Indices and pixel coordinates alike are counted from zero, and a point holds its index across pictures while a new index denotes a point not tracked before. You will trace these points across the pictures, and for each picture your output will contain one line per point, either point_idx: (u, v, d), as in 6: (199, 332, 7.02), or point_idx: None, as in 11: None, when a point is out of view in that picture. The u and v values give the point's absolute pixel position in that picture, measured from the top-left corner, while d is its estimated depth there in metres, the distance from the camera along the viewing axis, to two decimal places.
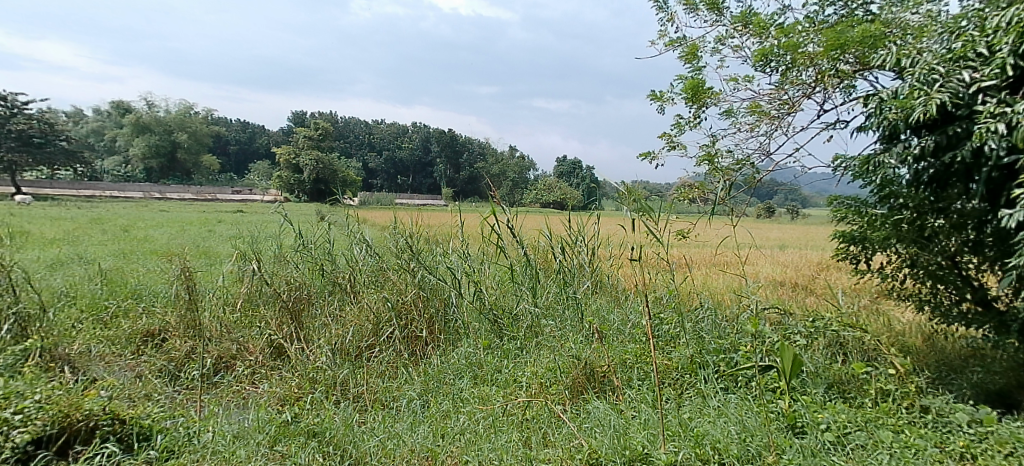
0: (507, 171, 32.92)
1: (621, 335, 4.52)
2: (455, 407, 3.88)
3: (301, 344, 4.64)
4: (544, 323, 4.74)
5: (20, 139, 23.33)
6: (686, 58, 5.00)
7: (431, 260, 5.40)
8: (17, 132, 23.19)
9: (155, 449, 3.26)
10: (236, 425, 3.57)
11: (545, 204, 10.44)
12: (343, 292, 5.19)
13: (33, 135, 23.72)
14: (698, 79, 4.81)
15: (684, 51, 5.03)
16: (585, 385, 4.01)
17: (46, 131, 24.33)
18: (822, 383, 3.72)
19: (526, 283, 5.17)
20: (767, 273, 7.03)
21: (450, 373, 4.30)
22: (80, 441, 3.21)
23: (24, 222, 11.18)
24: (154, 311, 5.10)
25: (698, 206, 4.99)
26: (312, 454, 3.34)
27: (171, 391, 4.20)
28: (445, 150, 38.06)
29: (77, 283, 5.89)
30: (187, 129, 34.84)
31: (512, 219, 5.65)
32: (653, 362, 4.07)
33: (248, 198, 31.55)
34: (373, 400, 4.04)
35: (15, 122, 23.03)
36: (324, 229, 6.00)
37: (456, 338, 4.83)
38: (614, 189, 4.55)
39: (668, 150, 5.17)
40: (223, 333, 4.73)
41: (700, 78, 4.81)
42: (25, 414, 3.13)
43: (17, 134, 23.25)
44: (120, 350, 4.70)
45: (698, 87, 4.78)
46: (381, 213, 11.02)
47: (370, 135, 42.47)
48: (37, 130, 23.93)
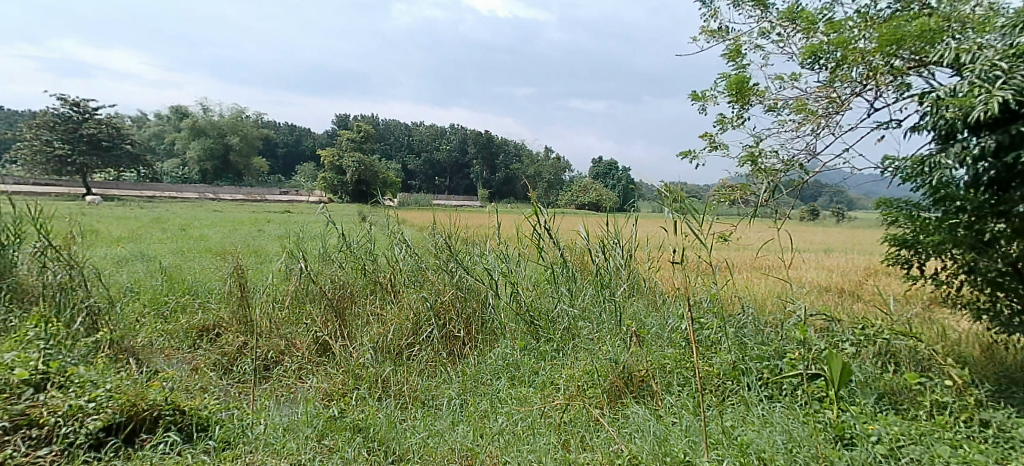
0: (544, 171, 32.90)
1: (660, 339, 4.49)
2: (493, 407, 3.94)
3: (344, 342, 4.80)
4: (581, 325, 4.74)
5: (90, 143, 24.60)
6: (730, 56, 4.98)
7: (469, 259, 5.50)
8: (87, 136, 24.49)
9: (214, 439, 3.43)
10: (287, 417, 3.73)
11: (582, 205, 10.46)
12: (384, 292, 5.32)
13: (102, 139, 24.87)
14: (743, 77, 4.77)
15: (728, 49, 5.01)
16: (623, 390, 4.01)
17: (114, 134, 25.44)
18: (872, 394, 3.63)
19: (564, 284, 5.20)
20: (812, 277, 6.88)
21: (488, 373, 4.38)
22: (145, 430, 3.38)
23: (93, 222, 11.84)
24: (209, 306, 5.38)
25: (740, 208, 4.92)
26: (358, 449, 3.45)
27: (224, 384, 4.39)
28: (483, 151, 38.33)
29: (140, 279, 6.23)
30: (239, 132, 36.14)
31: (550, 221, 5.68)
32: (694, 367, 4.05)
33: (294, 198, 32.49)
34: (415, 398, 4.14)
35: (87, 127, 24.43)
36: (366, 228, 6.18)
37: (493, 338, 4.91)
38: (652, 190, 4.53)
39: (709, 150, 5.18)
40: (272, 329, 4.94)
41: (745, 76, 4.79)
42: (98, 402, 3.32)
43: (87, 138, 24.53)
44: (178, 343, 4.94)
45: (743, 85, 4.75)
46: (419, 214, 11.20)
47: (410, 137, 43.14)
48: (107, 135, 25.06)
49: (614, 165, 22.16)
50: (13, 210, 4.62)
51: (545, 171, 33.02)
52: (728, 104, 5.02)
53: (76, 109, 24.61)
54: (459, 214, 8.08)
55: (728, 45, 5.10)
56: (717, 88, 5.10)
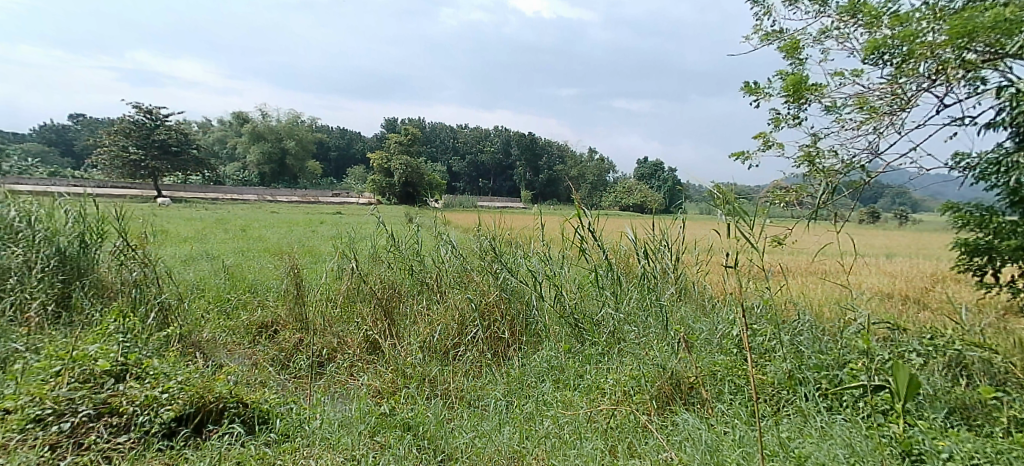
0: (589, 173, 32.71)
1: (710, 345, 4.36)
2: (539, 410, 3.96)
3: (393, 341, 4.91)
4: (627, 329, 4.64)
5: (162, 148, 25.94)
6: (786, 53, 4.85)
7: (513, 261, 5.54)
8: (160, 142, 25.82)
9: (275, 432, 3.57)
10: (340, 413, 3.85)
11: (627, 207, 10.39)
12: (431, 292, 5.42)
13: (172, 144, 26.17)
14: (800, 74, 4.64)
15: (784, 45, 4.88)
16: (672, 396, 3.94)
17: (182, 140, 26.62)
18: (942, 408, 3.47)
19: (609, 288, 5.10)
20: (873, 283, 6.63)
21: (533, 376, 4.40)
22: (212, 421, 3.54)
23: (163, 222, 12.51)
24: (268, 304, 5.61)
25: (794, 211, 4.79)
26: (409, 446, 3.53)
27: (282, 379, 4.56)
28: (527, 153, 38.41)
29: (205, 276, 6.55)
30: (295, 137, 37.42)
31: (596, 222, 5.64)
32: (746, 375, 3.95)
33: (345, 200, 33.37)
34: (461, 399, 4.20)
35: (160, 133, 25.79)
36: (414, 229, 6.30)
37: (538, 340, 4.93)
38: (700, 191, 4.43)
39: (763, 150, 5.10)
40: (326, 327, 5.12)
41: (802, 73, 4.66)
42: (170, 394, 3.48)
43: (160, 143, 25.85)
44: (240, 338, 5.17)
45: (800, 83, 4.63)
46: (464, 215, 11.35)
47: (455, 139, 43.66)
48: (177, 140, 26.36)
49: (660, 165, 21.80)
50: (96, 211, 4.95)
51: (590, 173, 32.82)
52: (785, 102, 4.90)
53: (149, 117, 25.80)
54: (504, 216, 8.14)
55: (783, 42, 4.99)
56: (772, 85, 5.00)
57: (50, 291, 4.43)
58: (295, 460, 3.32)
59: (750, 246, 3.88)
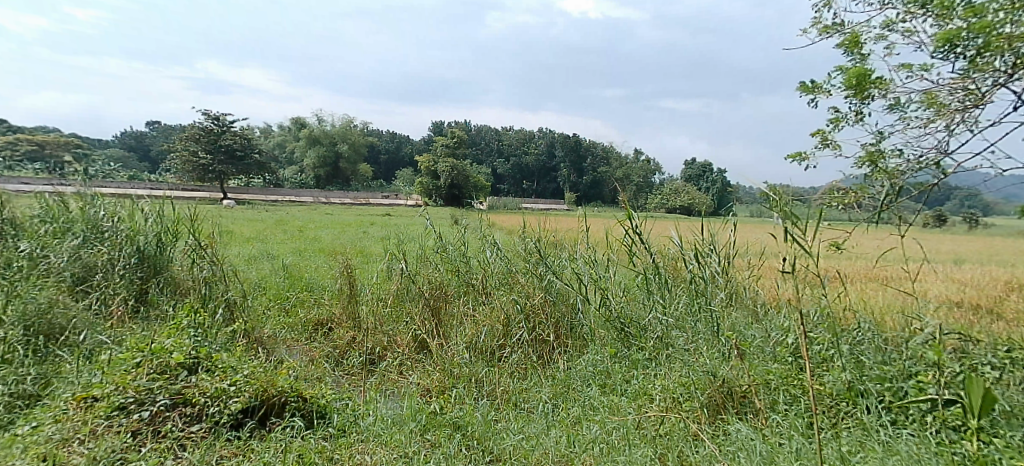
0: (635, 174, 32.32)
1: (763, 353, 4.17)
2: (586, 415, 3.96)
3: (440, 341, 5.01)
4: (675, 334, 4.50)
5: (227, 153, 27.08)
6: (847, 46, 4.68)
7: (557, 263, 5.54)
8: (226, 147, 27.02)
9: (333, 426, 3.71)
10: (392, 411, 3.96)
11: (675, 209, 10.26)
12: (477, 294, 5.49)
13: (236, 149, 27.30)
14: (864, 69, 4.47)
15: (845, 39, 4.71)
16: (723, 405, 3.85)
17: (245, 144, 27.77)
18: (1020, 426, 3.30)
19: (657, 292, 4.96)
20: (940, 291, 6.32)
21: (579, 379, 4.40)
22: (275, 414, 3.69)
23: (226, 222, 13.13)
24: (324, 302, 5.83)
25: (852, 213, 4.60)
26: (458, 445, 3.60)
27: (337, 376, 4.72)
28: (572, 155, 38.29)
29: (265, 274, 6.86)
30: (348, 141, 38.44)
31: (641, 225, 5.51)
32: (801, 385, 3.82)
33: (393, 201, 34.12)
34: (508, 400, 4.26)
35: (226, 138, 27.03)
36: (461, 231, 6.41)
37: (583, 344, 4.92)
38: (753, 192, 4.28)
39: (821, 149, 4.92)
40: (376, 326, 5.27)
41: (866, 67, 4.48)
42: (237, 387, 3.65)
43: (226, 149, 27.03)
44: (298, 335, 5.38)
45: (864, 77, 4.45)
46: (509, 217, 11.44)
47: (500, 142, 43.93)
48: (241, 145, 27.53)
49: (709, 167, 21.34)
50: (172, 213, 5.32)
51: (636, 175, 32.43)
52: (845, 98, 4.72)
53: (216, 123, 27.01)
54: (549, 218, 8.17)
55: (843, 35, 4.81)
56: (831, 80, 4.82)
57: (130, 287, 4.70)
58: (351, 455, 3.43)
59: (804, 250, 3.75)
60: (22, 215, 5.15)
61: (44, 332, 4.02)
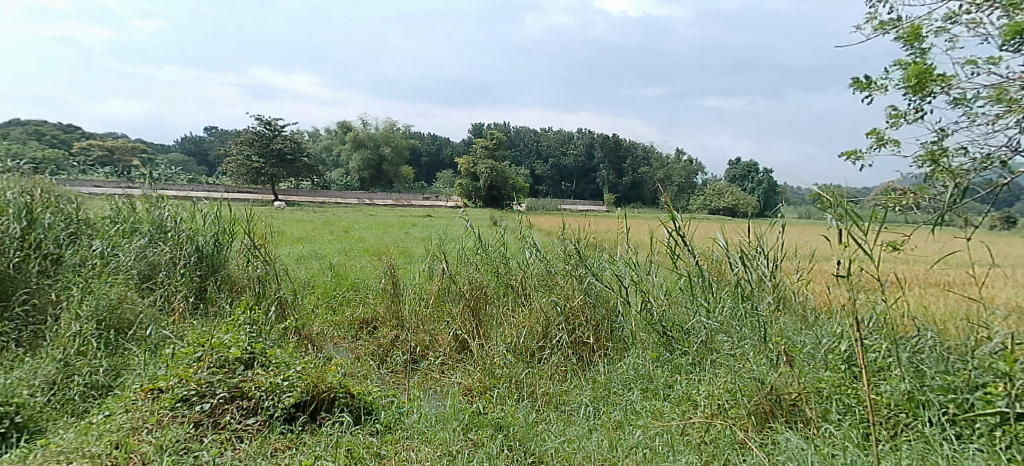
0: (677, 174, 31.79)
1: (814, 360, 3.99)
2: (627, 418, 3.93)
3: (481, 341, 5.08)
4: (721, 339, 4.33)
5: (278, 156, 27.89)
6: (906, 40, 4.50)
7: (597, 265, 5.53)
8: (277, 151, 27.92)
9: (380, 423, 3.80)
10: (436, 409, 4.04)
11: (719, 210, 10.09)
12: (516, 295, 5.54)
13: (287, 152, 28.08)
14: (925, 64, 4.29)
15: (904, 33, 4.53)
16: (772, 413, 3.71)
17: (296, 148, 28.54)
18: None
19: (701, 295, 4.84)
20: (1009, 297, 5.99)
21: (619, 383, 4.39)
22: (325, 409, 3.82)
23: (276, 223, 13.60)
24: (369, 301, 5.98)
25: (909, 215, 4.43)
26: (501, 446, 3.63)
27: (382, 373, 4.84)
28: (611, 155, 37.99)
29: (314, 273, 7.09)
30: (391, 144, 39.11)
31: (685, 227, 5.37)
32: (856, 394, 3.67)
33: (433, 203, 34.57)
34: (549, 402, 4.27)
35: (276, 142, 27.94)
36: (500, 231, 6.46)
37: (624, 347, 4.89)
38: (804, 193, 4.15)
39: (877, 148, 4.75)
40: (418, 325, 5.39)
41: (927, 62, 4.31)
42: (290, 382, 3.79)
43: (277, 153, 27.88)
44: (344, 333, 5.53)
45: (925, 72, 4.27)
46: (548, 218, 11.47)
47: (539, 143, 43.94)
48: (291, 148, 28.35)
49: (754, 165, 20.75)
50: (229, 214, 5.60)
51: (678, 174, 31.89)
52: (905, 95, 4.55)
53: (269, 127, 27.97)
54: (589, 219, 8.16)
55: (902, 29, 4.63)
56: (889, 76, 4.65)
57: (191, 285, 4.94)
58: (397, 451, 3.51)
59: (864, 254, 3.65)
60: (95, 215, 5.48)
61: (115, 326, 4.26)
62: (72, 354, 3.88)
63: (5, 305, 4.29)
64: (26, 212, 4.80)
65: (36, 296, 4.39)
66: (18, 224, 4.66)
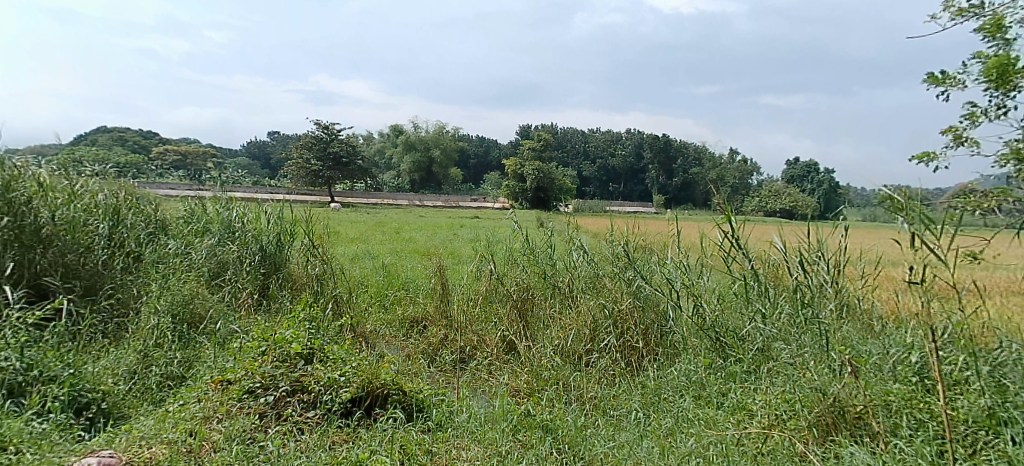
0: (730, 174, 31.00)
1: (880, 371, 3.74)
2: (679, 426, 3.86)
3: (528, 343, 5.13)
4: (778, 347, 4.21)
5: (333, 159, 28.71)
6: (987, 32, 4.28)
7: (647, 268, 5.48)
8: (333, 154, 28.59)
9: (431, 420, 3.90)
10: (485, 409, 4.11)
11: (775, 212, 9.81)
12: (563, 297, 5.55)
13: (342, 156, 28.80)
14: (1009, 57, 4.07)
15: (985, 24, 4.30)
16: (835, 425, 3.52)
17: (351, 152, 29.14)
18: None
19: (757, 300, 4.68)
20: None
21: (670, 389, 4.34)
22: (379, 405, 3.94)
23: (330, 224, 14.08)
24: (419, 301, 6.12)
25: (990, 218, 4.17)
26: (551, 448, 3.65)
27: (432, 371, 4.94)
28: (660, 156, 37.42)
29: (367, 272, 7.30)
30: (440, 146, 39.70)
31: (739, 230, 5.23)
32: (929, 409, 3.36)
33: (480, 204, 34.94)
34: (597, 406, 4.26)
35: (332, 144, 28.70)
36: (547, 232, 6.49)
37: (675, 353, 4.84)
38: (871, 195, 3.99)
39: (953, 147, 4.53)
40: (467, 325, 5.49)
41: (1012, 55, 4.08)
42: (347, 378, 3.91)
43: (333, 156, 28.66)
44: (396, 331, 5.67)
45: (1009, 66, 4.05)
46: (596, 219, 11.43)
47: (586, 143, 43.70)
48: (347, 152, 28.98)
49: (813, 164, 20.01)
50: (289, 215, 5.85)
51: (731, 174, 31.10)
52: (985, 91, 4.32)
53: (325, 131, 28.70)
54: (637, 221, 8.10)
55: (982, 21, 4.40)
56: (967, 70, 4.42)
57: (255, 282, 5.19)
58: (447, 449, 3.57)
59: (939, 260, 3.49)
60: (170, 216, 5.84)
61: (187, 320, 4.53)
62: (150, 346, 4.14)
63: (93, 299, 4.53)
64: (111, 212, 5.16)
65: (121, 290, 4.65)
66: (106, 223, 4.99)
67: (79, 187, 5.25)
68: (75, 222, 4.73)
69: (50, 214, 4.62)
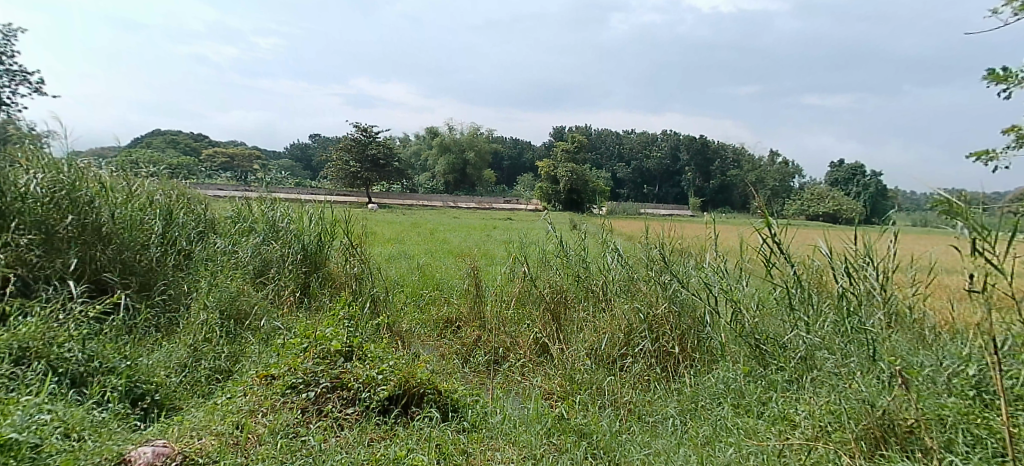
0: (768, 176, 30.36)
1: (933, 384, 3.60)
2: (717, 434, 3.81)
3: (561, 346, 5.14)
4: (821, 355, 4.10)
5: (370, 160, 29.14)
6: None
7: (683, 271, 5.42)
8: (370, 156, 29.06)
9: (466, 420, 3.95)
10: (519, 412, 4.13)
11: (816, 216, 9.59)
12: (596, 300, 5.53)
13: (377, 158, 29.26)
14: None
15: None
16: (883, 439, 3.36)
17: (388, 153, 29.64)
18: None
19: (799, 308, 4.57)
20: None
21: (707, 397, 4.28)
22: (415, 404, 4.00)
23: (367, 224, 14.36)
24: (453, 301, 6.19)
25: None
26: (585, 453, 3.65)
27: (466, 371, 5.00)
28: (696, 158, 36.90)
29: (403, 272, 7.43)
30: (473, 148, 39.97)
31: (781, 234, 5.13)
32: (988, 424, 3.19)
33: (513, 206, 35.06)
34: (632, 412, 4.25)
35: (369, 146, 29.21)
36: (579, 234, 6.49)
37: (712, 359, 4.78)
38: (924, 200, 3.86)
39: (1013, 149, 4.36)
40: (500, 327, 5.53)
41: None
42: (384, 376, 3.99)
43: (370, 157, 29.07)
44: (430, 331, 5.75)
45: None
46: (630, 221, 11.35)
47: (620, 145, 43.39)
48: (382, 153, 29.45)
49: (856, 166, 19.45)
50: (328, 216, 6.00)
51: (769, 176, 30.44)
52: None
53: (365, 135, 29.20)
54: (672, 223, 8.02)
55: None
56: None
57: (296, 281, 5.34)
58: (483, 450, 3.61)
59: (997, 267, 3.35)
60: (218, 215, 6.06)
61: (234, 316, 4.70)
62: (199, 340, 4.29)
63: (147, 294, 4.71)
64: (164, 211, 5.38)
65: (173, 287, 4.83)
66: (160, 222, 5.20)
67: (136, 186, 5.49)
68: (133, 221, 4.94)
69: (111, 213, 4.78)
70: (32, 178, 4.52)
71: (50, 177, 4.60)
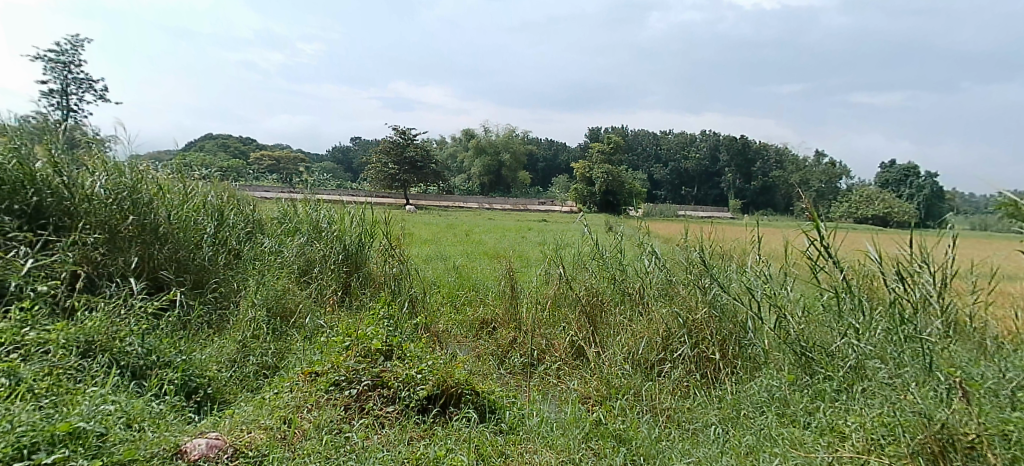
0: (811, 177, 29.52)
1: (996, 397, 3.40)
2: (761, 443, 3.70)
3: (597, 350, 5.10)
4: (872, 364, 3.95)
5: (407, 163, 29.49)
6: None
7: (724, 275, 5.30)
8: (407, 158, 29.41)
9: (504, 421, 3.95)
10: (556, 415, 4.10)
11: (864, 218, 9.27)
12: (633, 303, 5.46)
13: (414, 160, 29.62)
14: None
15: None
16: (942, 455, 3.16)
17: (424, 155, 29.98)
18: None
19: (848, 314, 4.40)
20: None
21: (750, 405, 4.17)
22: (453, 404, 4.01)
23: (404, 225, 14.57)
24: (489, 302, 6.20)
25: None
26: (625, 458, 3.60)
27: (502, 373, 5.00)
28: (735, 159, 36.16)
29: (439, 273, 7.49)
30: (508, 149, 40.09)
31: (829, 237, 4.96)
32: None
33: (547, 208, 35.01)
34: (671, 418, 4.18)
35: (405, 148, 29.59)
36: (616, 236, 6.43)
37: (754, 366, 4.66)
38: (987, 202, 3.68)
39: None
40: (536, 329, 5.52)
41: None
42: (423, 375, 4.02)
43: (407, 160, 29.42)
44: (466, 331, 5.77)
45: None
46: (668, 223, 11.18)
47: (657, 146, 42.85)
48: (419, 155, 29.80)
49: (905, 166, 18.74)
50: (368, 217, 6.09)
51: (812, 177, 29.59)
52: None
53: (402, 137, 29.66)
54: (712, 226, 7.86)
55: None
56: None
57: (337, 280, 5.43)
58: (520, 452, 3.59)
59: None
60: (264, 216, 6.23)
61: (280, 314, 4.82)
62: (247, 337, 4.40)
63: (200, 291, 4.86)
64: (216, 212, 5.57)
65: (223, 285, 4.98)
66: (212, 222, 5.38)
67: (191, 188, 5.69)
68: (187, 222, 5.12)
69: (167, 213, 4.98)
70: (96, 179, 4.75)
71: (114, 179, 4.83)
